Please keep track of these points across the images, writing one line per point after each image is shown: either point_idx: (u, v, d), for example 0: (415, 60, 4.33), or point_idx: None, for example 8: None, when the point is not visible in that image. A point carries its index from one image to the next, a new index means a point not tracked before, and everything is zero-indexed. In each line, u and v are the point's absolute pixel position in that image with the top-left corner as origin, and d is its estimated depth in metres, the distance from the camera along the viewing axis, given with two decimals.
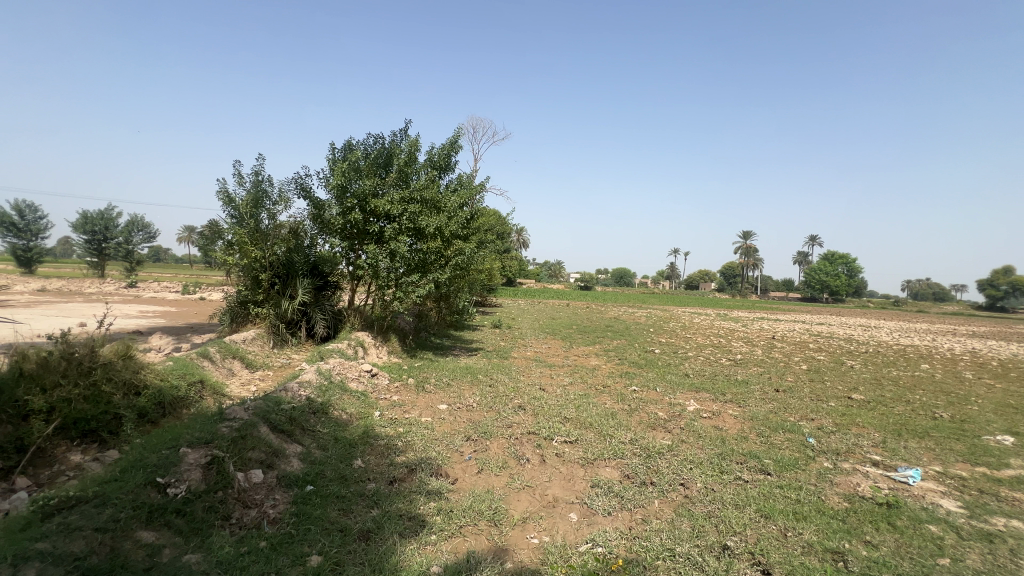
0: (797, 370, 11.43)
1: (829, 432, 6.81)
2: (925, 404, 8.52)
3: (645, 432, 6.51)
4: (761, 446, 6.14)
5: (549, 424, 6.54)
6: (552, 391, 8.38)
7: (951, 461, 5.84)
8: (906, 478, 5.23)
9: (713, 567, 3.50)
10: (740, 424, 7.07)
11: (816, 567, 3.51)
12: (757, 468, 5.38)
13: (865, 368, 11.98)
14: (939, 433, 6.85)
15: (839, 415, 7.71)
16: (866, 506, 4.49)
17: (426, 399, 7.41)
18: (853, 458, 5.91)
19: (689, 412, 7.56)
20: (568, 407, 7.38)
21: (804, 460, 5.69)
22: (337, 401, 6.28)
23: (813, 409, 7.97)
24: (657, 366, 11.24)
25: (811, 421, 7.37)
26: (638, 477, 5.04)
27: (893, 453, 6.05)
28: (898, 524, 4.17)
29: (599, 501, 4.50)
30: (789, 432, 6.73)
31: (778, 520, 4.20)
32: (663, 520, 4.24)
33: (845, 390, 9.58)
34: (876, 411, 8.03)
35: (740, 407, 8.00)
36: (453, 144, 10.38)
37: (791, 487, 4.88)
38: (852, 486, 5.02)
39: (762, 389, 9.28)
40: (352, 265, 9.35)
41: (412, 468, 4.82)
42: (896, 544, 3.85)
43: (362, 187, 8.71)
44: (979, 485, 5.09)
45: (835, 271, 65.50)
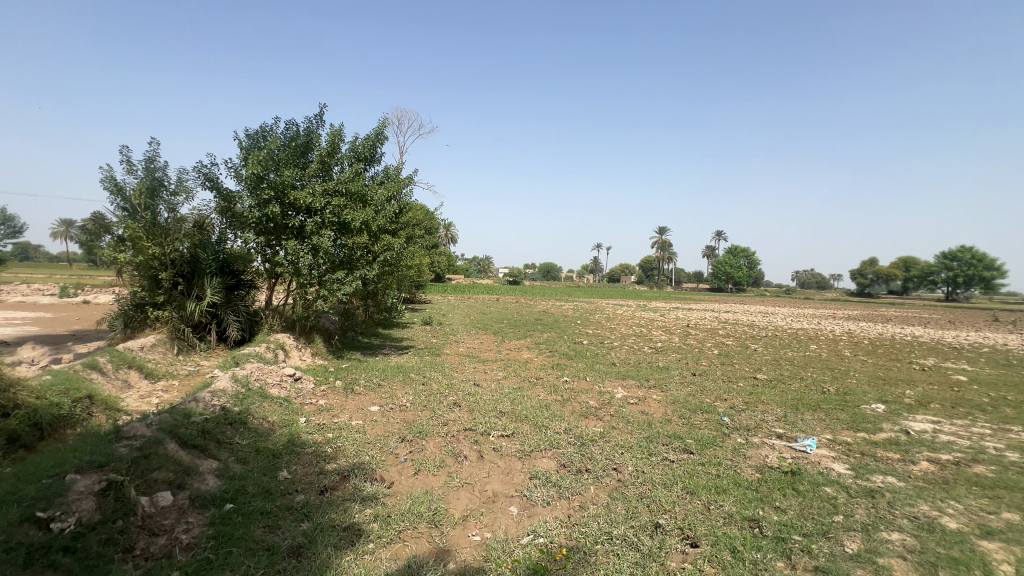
0: (710, 354, 12.41)
1: (740, 410, 7.46)
2: (815, 380, 9.63)
3: (577, 420, 6.73)
4: (684, 427, 6.58)
5: (485, 419, 6.53)
6: (486, 386, 8.39)
7: (838, 429, 6.64)
8: (804, 447, 5.86)
9: (648, 546, 3.68)
10: (664, 408, 7.52)
11: (737, 535, 3.81)
12: (681, 447, 5.75)
13: (766, 351, 13.31)
14: (829, 405, 7.76)
15: (747, 394, 8.47)
16: (774, 475, 4.98)
17: (356, 401, 7.08)
18: (761, 432, 6.51)
19: (618, 399, 7.92)
20: (503, 401, 7.42)
21: (721, 437, 6.17)
22: (257, 409, 5.80)
23: (725, 390, 8.70)
24: (586, 357, 11.65)
25: (724, 401, 8.03)
26: (574, 465, 5.18)
27: (792, 425, 6.76)
28: (800, 488, 4.66)
29: (537, 492, 4.57)
30: (706, 412, 7.27)
31: (702, 495, 4.52)
32: (599, 505, 4.38)
33: (750, 371, 10.56)
34: (777, 388, 8.92)
35: (663, 392, 8.52)
36: (379, 135, 9.96)
37: (711, 463, 5.28)
38: (761, 458, 5.54)
39: (681, 374, 9.95)
40: (269, 262, 8.68)
41: (344, 476, 4.59)
42: (800, 507, 4.29)
43: (279, 178, 8.09)
44: (862, 449, 5.83)
45: (738, 264, 71.92)
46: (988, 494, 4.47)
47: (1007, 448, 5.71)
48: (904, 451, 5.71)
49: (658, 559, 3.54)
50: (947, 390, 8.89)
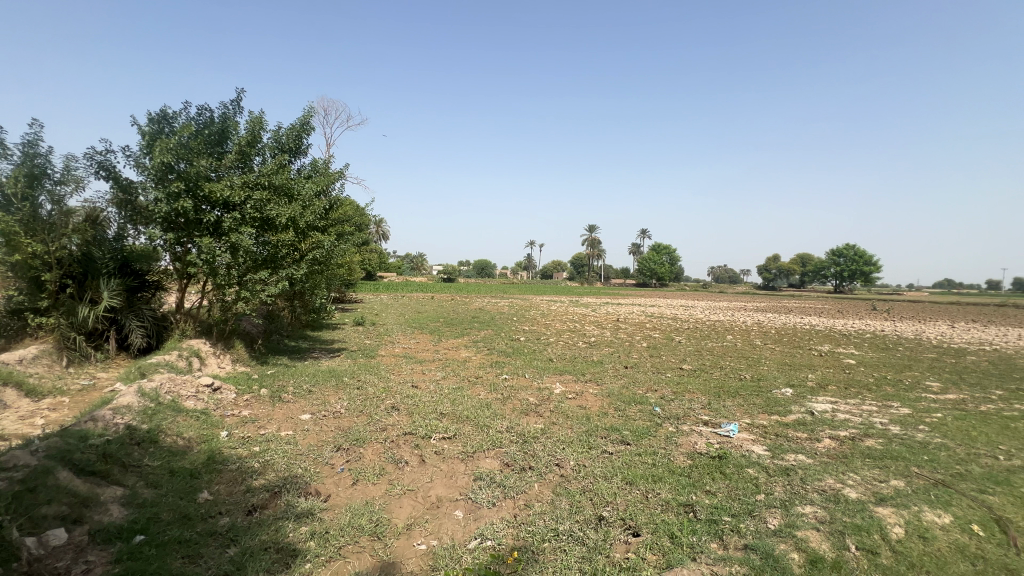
0: (639, 347, 13.02)
1: (670, 400, 7.89)
2: (733, 368, 10.42)
3: (518, 418, 6.76)
4: (620, 419, 6.83)
5: (425, 422, 6.36)
6: (424, 387, 8.19)
7: (755, 413, 7.22)
8: (728, 432, 6.30)
9: (594, 539, 3.76)
10: (601, 401, 7.77)
11: (674, 521, 4.01)
12: (619, 439, 5.96)
13: (689, 342, 14.22)
14: (746, 392, 8.42)
15: (675, 384, 8.98)
16: (704, 461, 5.30)
17: (285, 410, 6.61)
18: (689, 419, 6.92)
19: (556, 395, 8.07)
20: (443, 402, 7.28)
21: (654, 427, 6.47)
22: (169, 425, 5.22)
23: (655, 381, 9.16)
24: (524, 354, 11.76)
25: (655, 392, 8.45)
26: (518, 464, 5.18)
27: (716, 412, 7.26)
28: (727, 471, 5.00)
29: (483, 494, 4.52)
30: (639, 403, 7.60)
31: (640, 484, 4.70)
32: (544, 502, 4.42)
33: (676, 362, 11.21)
34: (701, 378, 9.55)
35: (599, 385, 8.80)
36: (305, 125, 9.35)
37: (647, 453, 5.51)
38: (691, 444, 5.88)
39: (615, 367, 10.34)
40: (179, 261, 7.86)
41: (275, 492, 4.25)
42: (728, 489, 4.61)
43: (190, 168, 7.33)
44: (776, 430, 6.38)
45: (661, 260, 76.27)
46: (880, 464, 5.05)
47: (892, 423, 6.51)
48: (811, 430, 6.32)
49: (604, 552, 3.61)
50: (841, 373, 10.00)
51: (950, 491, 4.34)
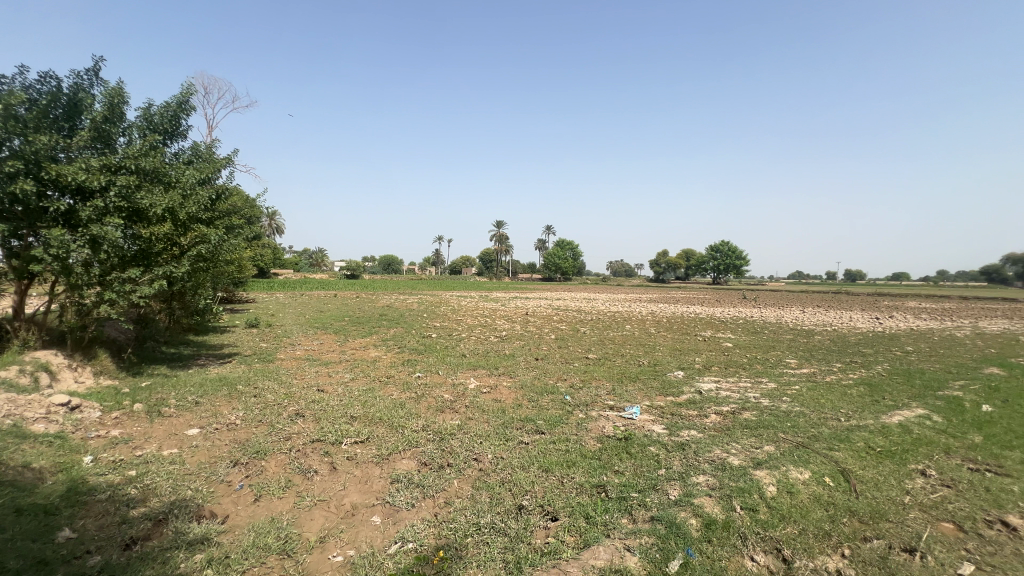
0: (549, 339, 13.53)
1: (579, 388, 8.32)
2: (633, 355, 11.27)
3: (434, 416, 6.68)
4: (533, 409, 7.05)
5: (334, 427, 6.02)
6: (332, 390, 7.74)
7: (654, 395, 7.89)
8: (631, 414, 6.81)
9: (515, 529, 3.85)
10: (514, 393, 7.95)
11: (588, 502, 4.25)
12: (534, 429, 6.16)
13: (593, 333, 15.09)
14: (645, 376, 9.16)
15: (582, 373, 9.48)
16: (612, 443, 5.68)
17: (166, 425, 5.84)
18: (597, 405, 7.36)
19: (471, 390, 8.09)
20: (353, 405, 6.94)
21: (566, 415, 6.78)
22: (12, 456, 4.36)
23: (565, 371, 9.59)
24: (436, 350, 11.61)
25: (564, 381, 8.85)
26: (436, 462, 5.13)
27: (620, 397, 7.80)
28: (632, 451, 5.40)
29: (401, 496, 4.40)
30: (551, 393, 7.91)
31: (556, 471, 4.90)
32: (464, 497, 4.43)
33: (583, 351, 11.84)
34: (605, 365, 10.19)
35: (512, 378, 8.98)
36: (182, 104, 8.28)
37: (560, 440, 5.76)
38: (600, 428, 6.26)
39: (526, 360, 10.62)
40: (17, 258, 6.55)
41: (159, 520, 3.75)
42: (634, 467, 4.98)
43: (30, 147, 6.14)
44: (672, 410, 7.02)
45: (566, 255, 79.75)
46: (756, 432, 5.80)
47: (762, 396, 7.51)
48: (700, 408, 7.06)
49: (525, 540, 3.72)
50: (721, 355, 11.29)
51: (808, 450, 5.13)
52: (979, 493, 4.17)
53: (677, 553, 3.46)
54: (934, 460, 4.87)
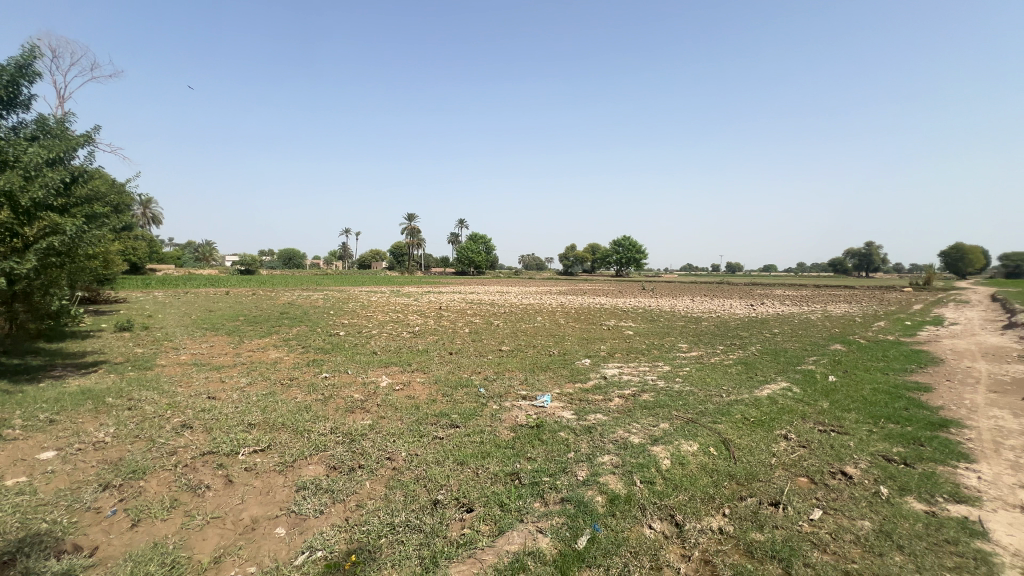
0: (462, 333, 13.55)
1: (492, 380, 8.45)
2: (544, 346, 11.69)
3: (343, 417, 6.39)
4: (448, 404, 7.04)
5: (229, 436, 5.51)
6: (225, 397, 7.06)
7: (563, 383, 8.27)
8: (542, 402, 7.08)
9: (431, 524, 3.85)
10: (428, 389, 7.87)
11: (503, 491, 4.36)
12: (448, 423, 6.15)
13: (506, 325, 15.38)
14: (555, 365, 9.56)
15: (496, 365, 9.64)
16: (524, 431, 5.87)
17: (10, 451, 4.93)
18: (510, 395, 7.54)
19: (383, 388, 7.86)
20: (251, 411, 6.40)
21: (480, 407, 6.87)
22: None
23: (478, 364, 9.68)
24: (344, 349, 11.07)
25: (478, 373, 8.94)
26: (346, 465, 4.92)
27: (532, 386, 8.07)
28: (544, 438, 5.63)
29: (308, 503, 4.18)
30: (465, 386, 7.95)
31: (470, 463, 4.95)
32: (377, 498, 4.31)
33: (496, 344, 12.02)
34: (518, 357, 10.46)
35: (426, 374, 8.87)
36: (21, 69, 6.95)
37: (475, 432, 5.82)
38: (513, 418, 6.43)
39: (440, 354, 10.54)
40: None
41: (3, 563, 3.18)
42: (545, 453, 5.20)
43: None
44: (580, 396, 7.42)
45: (479, 249, 80.00)
46: (653, 412, 6.33)
47: (659, 378, 8.21)
48: (605, 392, 7.54)
49: (441, 534, 3.73)
50: (623, 342, 12.14)
51: (696, 425, 5.72)
52: (826, 450, 4.97)
53: (585, 530, 3.69)
54: (793, 425, 5.70)
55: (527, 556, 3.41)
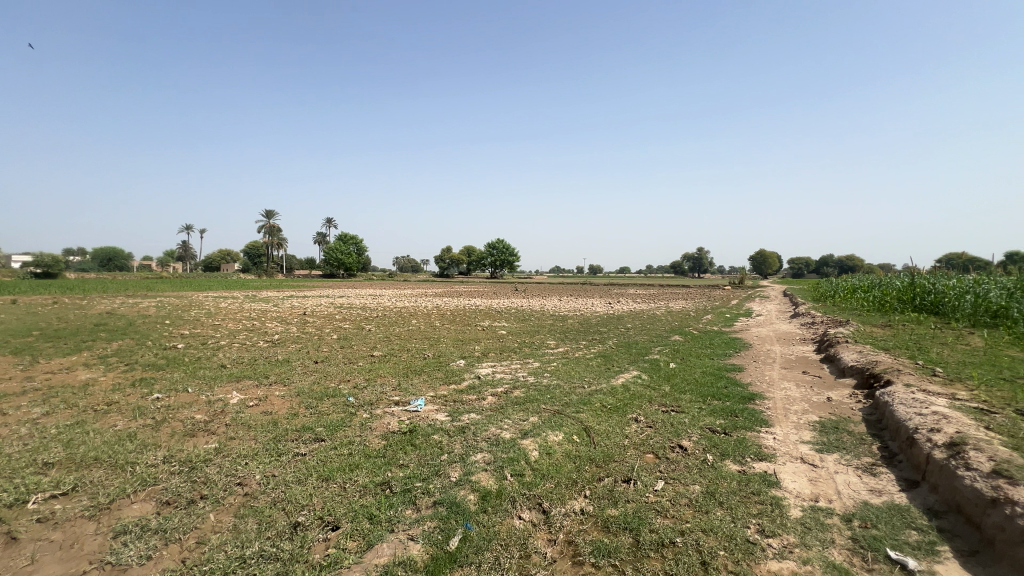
0: (329, 340, 12.65)
1: (363, 387, 8.03)
2: (418, 349, 11.47)
3: (180, 443, 5.51)
4: (311, 417, 6.49)
5: (14, 482, 4.38)
6: (8, 434, 5.59)
7: (438, 386, 8.20)
8: (416, 407, 6.93)
9: (290, 550, 3.51)
10: (288, 402, 7.17)
11: (373, 502, 4.16)
12: (312, 438, 5.68)
13: (378, 329, 14.76)
14: (430, 368, 9.44)
15: (367, 371, 9.18)
16: (397, 438, 5.68)
17: None
18: (381, 403, 7.24)
19: (232, 405, 6.95)
20: (48, 448, 5.17)
21: (349, 417, 6.46)
22: None
23: (347, 372, 9.10)
24: (183, 363, 9.53)
25: (347, 382, 8.41)
26: (184, 498, 4.25)
27: (405, 391, 7.86)
28: (417, 442, 5.51)
29: (131, 550, 3.51)
30: (332, 397, 7.41)
31: (337, 478, 4.63)
32: (224, 530, 3.80)
33: (367, 349, 11.46)
34: (390, 361, 10.09)
35: (286, 386, 8.07)
36: None
37: (342, 444, 5.47)
38: (384, 425, 6.18)
39: (304, 364, 9.69)
40: None
41: None
42: (418, 457, 5.10)
43: None
44: (454, 397, 7.43)
45: (349, 250, 75.52)
46: (524, 407, 6.62)
47: (529, 375, 8.61)
48: (479, 392, 7.67)
49: (302, 558, 3.44)
50: (497, 342, 12.50)
51: (561, 416, 6.13)
52: (667, 428, 5.70)
53: (457, 530, 3.71)
54: (642, 408, 6.44)
55: (397, 567, 3.31)
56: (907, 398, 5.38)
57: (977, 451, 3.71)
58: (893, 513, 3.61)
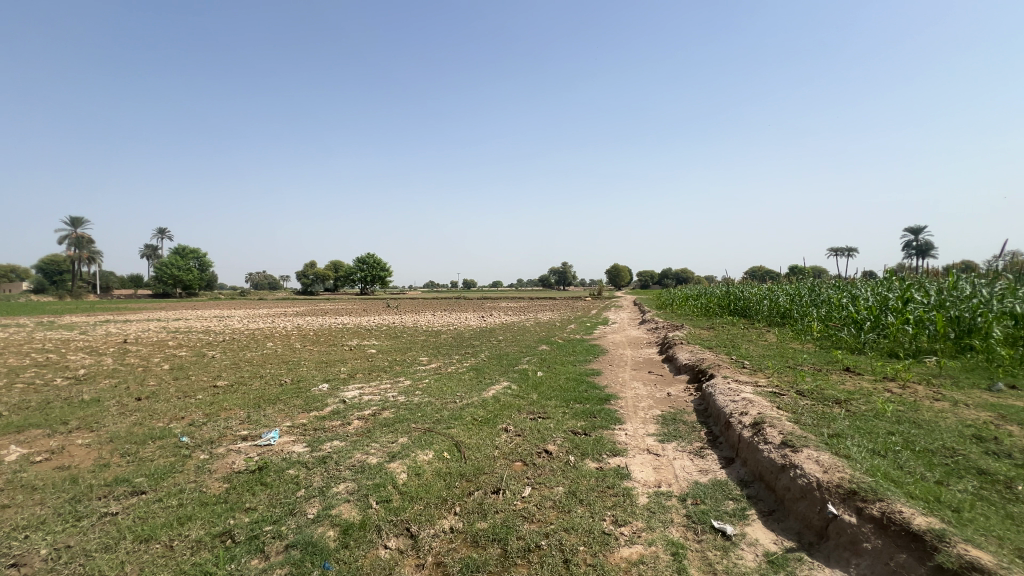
0: (158, 371, 10.70)
1: (201, 424, 6.90)
2: (273, 375, 10.30)
3: None
4: (128, 466, 5.37)
5: None
6: None
7: (296, 414, 7.42)
8: (269, 440, 6.17)
9: None
10: (96, 451, 5.84)
11: (208, 558, 3.57)
12: (128, 491, 4.68)
13: (224, 355, 12.93)
14: (286, 396, 8.50)
15: (207, 405, 7.93)
16: (243, 478, 4.98)
17: None
18: (225, 439, 6.30)
19: (9, 464, 5.42)
20: None
21: (180, 461, 5.48)
22: None
23: (180, 407, 7.75)
24: None
25: (180, 419, 7.17)
26: None
27: (255, 423, 6.96)
28: (268, 480, 4.89)
29: None
30: (158, 439, 6.23)
31: (161, 536, 3.87)
32: None
33: (208, 379, 9.93)
34: (238, 391, 8.88)
35: (93, 432, 6.56)
36: None
37: (170, 494, 4.61)
38: (228, 466, 5.37)
39: (119, 403, 8.00)
40: None
41: None
42: (269, 498, 4.52)
43: None
44: (315, 425, 6.79)
45: (188, 265, 65.40)
46: (392, 429, 6.32)
47: (399, 394, 8.27)
48: (344, 416, 7.12)
49: None
50: (365, 361, 11.84)
51: (432, 433, 5.99)
52: (535, 434, 5.94)
53: (313, 573, 3.37)
54: (512, 418, 6.61)
55: None
56: (724, 388, 6.40)
57: (771, 428, 4.54)
58: (716, 488, 4.23)
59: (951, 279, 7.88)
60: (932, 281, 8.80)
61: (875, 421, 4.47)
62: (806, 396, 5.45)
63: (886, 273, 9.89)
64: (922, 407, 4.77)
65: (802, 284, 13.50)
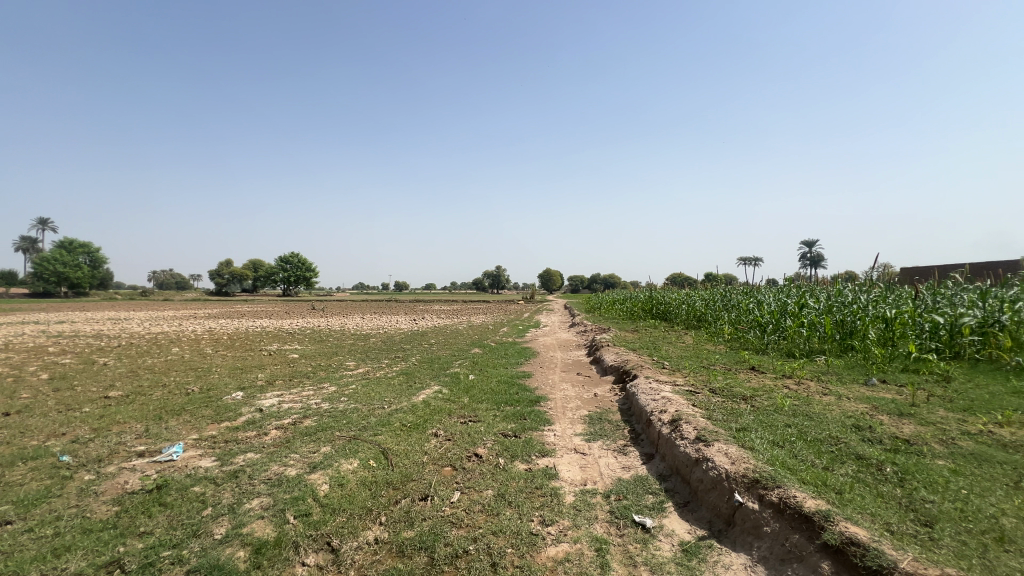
0: (34, 381, 9.34)
1: (86, 441, 6.10)
2: (178, 383, 9.36)
3: None
4: None
5: None
6: None
7: (204, 426, 6.80)
8: (170, 456, 5.59)
9: None
10: None
11: None
12: None
13: (119, 362, 11.58)
14: (193, 406, 7.75)
15: (95, 418, 7.03)
16: (137, 499, 4.46)
17: None
18: (116, 457, 5.61)
19: None
20: None
21: (58, 484, 4.80)
22: None
23: (62, 422, 6.81)
24: None
25: (61, 436, 6.29)
26: None
27: (154, 438, 6.27)
28: (168, 500, 4.42)
29: None
30: (30, 460, 5.41)
31: (30, 572, 3.36)
32: None
33: (98, 390, 8.81)
34: (135, 402, 7.97)
35: None
36: None
37: (44, 523, 4.01)
38: (119, 486, 4.79)
39: None
40: None
41: None
42: (169, 519, 4.08)
43: None
44: (226, 437, 6.26)
45: (75, 261, 57.85)
46: (314, 438, 5.98)
47: (323, 401, 7.86)
48: (260, 426, 6.63)
49: None
50: (286, 366, 11.14)
51: (358, 441, 5.75)
52: (465, 438, 5.89)
53: None
54: (442, 423, 6.51)
55: None
56: (647, 387, 6.74)
57: (687, 424, 4.84)
58: (637, 484, 4.43)
59: (838, 287, 8.89)
60: (822, 288, 9.89)
61: (775, 415, 4.92)
62: (718, 394, 5.89)
63: (785, 281, 10.97)
64: (813, 401, 5.33)
65: (715, 290, 14.62)
